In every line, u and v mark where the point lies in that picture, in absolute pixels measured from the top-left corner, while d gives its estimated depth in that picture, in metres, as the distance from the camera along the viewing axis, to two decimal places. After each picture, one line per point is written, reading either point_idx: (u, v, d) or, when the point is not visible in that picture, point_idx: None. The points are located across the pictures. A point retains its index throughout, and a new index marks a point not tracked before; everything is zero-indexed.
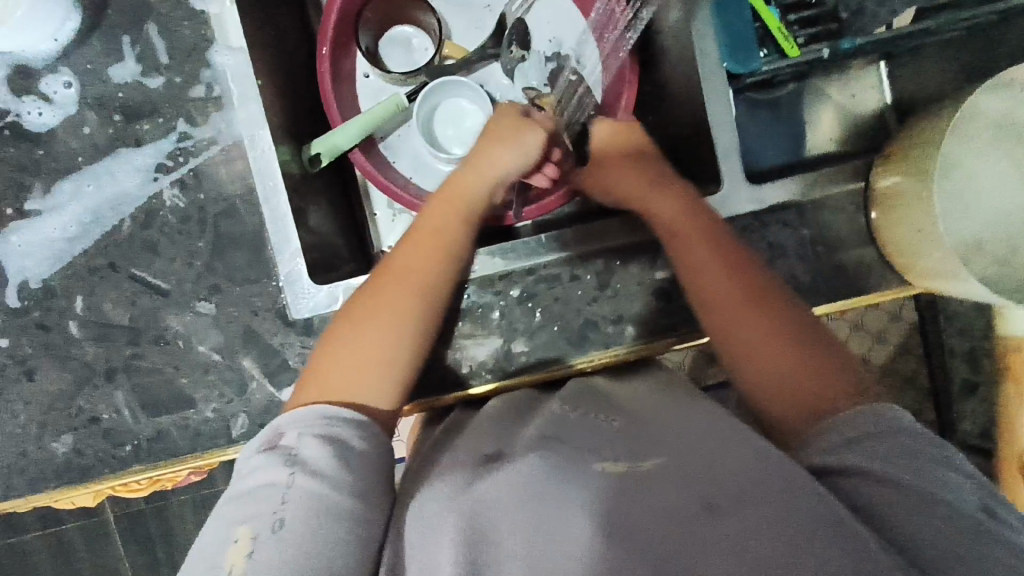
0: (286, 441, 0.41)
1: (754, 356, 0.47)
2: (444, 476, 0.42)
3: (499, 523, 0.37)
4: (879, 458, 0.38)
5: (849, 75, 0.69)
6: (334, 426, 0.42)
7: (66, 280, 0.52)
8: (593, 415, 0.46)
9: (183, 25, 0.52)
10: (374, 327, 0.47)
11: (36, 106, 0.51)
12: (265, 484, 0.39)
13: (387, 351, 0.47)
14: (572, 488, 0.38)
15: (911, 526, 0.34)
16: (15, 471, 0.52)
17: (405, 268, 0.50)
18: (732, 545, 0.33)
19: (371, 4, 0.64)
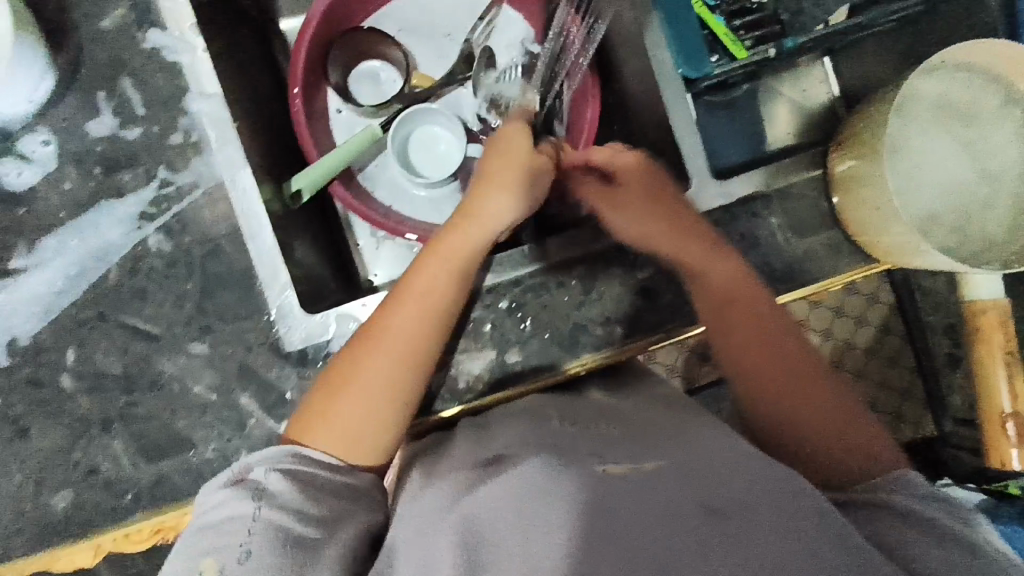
0: (257, 478, 0.43)
1: (773, 406, 0.51)
2: (438, 488, 0.44)
3: (493, 528, 0.38)
4: (887, 502, 0.43)
5: (798, 72, 0.73)
6: (302, 462, 0.44)
7: (57, 334, 0.52)
8: (591, 428, 0.48)
9: (157, 76, 0.54)
10: (364, 409, 0.48)
11: (15, 166, 0.52)
12: (232, 517, 0.41)
13: (379, 425, 0.48)
14: (567, 485, 0.39)
15: (906, 543, 0.40)
16: (16, 532, 0.51)
17: (390, 351, 0.49)
18: (734, 542, 0.35)
19: (338, 43, 0.67)
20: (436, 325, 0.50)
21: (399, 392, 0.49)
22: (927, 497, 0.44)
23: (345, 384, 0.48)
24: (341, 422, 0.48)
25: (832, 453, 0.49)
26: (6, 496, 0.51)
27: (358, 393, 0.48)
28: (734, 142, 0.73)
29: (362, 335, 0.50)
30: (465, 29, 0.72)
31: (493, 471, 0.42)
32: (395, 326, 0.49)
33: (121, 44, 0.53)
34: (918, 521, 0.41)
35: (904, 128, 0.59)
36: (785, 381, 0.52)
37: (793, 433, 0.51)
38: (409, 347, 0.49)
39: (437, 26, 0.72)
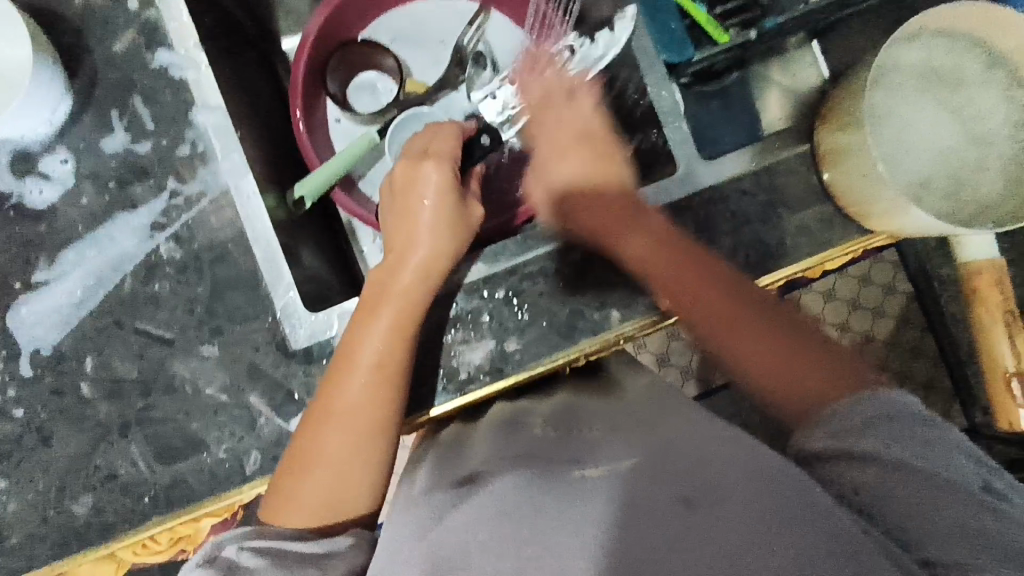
0: (225, 555, 0.42)
1: (750, 363, 0.51)
2: (418, 510, 0.48)
3: (464, 551, 0.42)
4: (884, 443, 0.42)
5: (786, 58, 0.74)
6: (270, 539, 0.44)
7: (76, 342, 0.54)
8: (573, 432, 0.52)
9: (164, 94, 0.57)
10: (329, 474, 0.48)
11: (36, 185, 0.55)
12: None
13: (353, 484, 0.49)
14: (545, 498, 0.43)
15: (897, 515, 0.39)
16: (38, 538, 0.52)
17: (348, 414, 0.49)
18: (708, 534, 0.38)
19: (336, 55, 0.70)
20: (392, 384, 0.50)
21: (367, 453, 0.49)
22: (903, 419, 0.43)
23: (305, 465, 0.48)
24: (311, 498, 0.48)
25: (793, 389, 0.49)
26: (29, 503, 0.53)
27: (323, 470, 0.48)
28: (727, 132, 0.74)
29: (313, 415, 0.50)
30: (455, 35, 0.75)
31: (468, 492, 0.47)
32: (348, 401, 0.49)
33: (130, 65, 0.57)
34: (897, 460, 0.41)
35: (889, 98, 0.60)
36: (730, 326, 0.53)
37: (756, 380, 0.51)
38: (366, 417, 0.49)
39: (429, 35, 0.76)
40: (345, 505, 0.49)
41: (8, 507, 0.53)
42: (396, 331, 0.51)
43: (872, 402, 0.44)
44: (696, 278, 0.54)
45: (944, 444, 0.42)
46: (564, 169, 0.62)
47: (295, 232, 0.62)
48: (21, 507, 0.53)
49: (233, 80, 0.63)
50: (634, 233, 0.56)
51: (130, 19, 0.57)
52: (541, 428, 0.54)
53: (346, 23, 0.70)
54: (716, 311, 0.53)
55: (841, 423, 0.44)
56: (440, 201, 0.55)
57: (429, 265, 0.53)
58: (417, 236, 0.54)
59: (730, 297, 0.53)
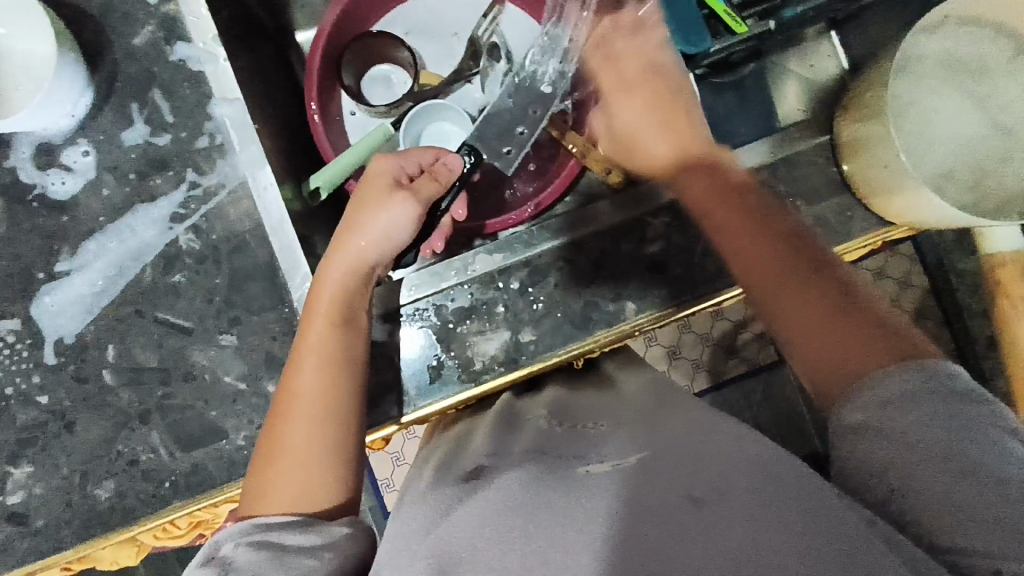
0: (222, 553, 0.41)
1: (790, 329, 0.47)
2: (426, 503, 0.48)
3: (475, 541, 0.41)
4: (913, 424, 0.39)
5: (806, 46, 0.72)
6: (267, 531, 0.44)
7: (97, 331, 0.55)
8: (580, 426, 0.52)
9: (183, 86, 0.57)
10: (289, 459, 0.48)
11: (59, 177, 0.56)
12: None
13: (316, 468, 0.48)
14: (553, 493, 0.43)
15: (926, 509, 0.37)
16: (62, 521, 0.54)
17: (305, 396, 0.49)
18: (716, 528, 0.37)
19: (350, 47, 0.70)
20: (343, 371, 0.51)
21: (330, 437, 0.49)
22: (938, 395, 0.40)
23: (272, 454, 0.49)
24: (282, 487, 0.47)
25: (835, 350, 0.45)
26: (53, 488, 0.54)
27: (287, 455, 0.48)
28: (744, 122, 0.73)
29: (275, 408, 0.50)
30: (469, 27, 0.75)
31: (471, 487, 0.47)
32: (301, 388, 0.49)
33: (149, 58, 0.57)
34: (932, 442, 0.38)
35: (912, 87, 0.59)
36: (781, 283, 0.48)
37: (794, 341, 0.47)
38: (322, 403, 0.49)
39: (443, 27, 0.76)
40: (316, 490, 0.48)
41: (33, 492, 0.54)
42: (348, 317, 0.52)
43: (914, 372, 0.41)
44: (741, 240, 0.50)
45: (987, 422, 0.39)
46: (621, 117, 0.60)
47: (311, 224, 0.63)
48: (45, 492, 0.54)
49: (250, 72, 0.63)
50: (693, 183, 0.54)
51: (150, 12, 0.57)
52: (545, 422, 0.54)
53: (360, 15, 0.71)
54: (753, 273, 0.49)
55: (884, 393, 0.41)
56: (378, 191, 0.54)
57: (358, 241, 0.53)
58: (354, 223, 0.53)
59: (773, 262, 0.49)
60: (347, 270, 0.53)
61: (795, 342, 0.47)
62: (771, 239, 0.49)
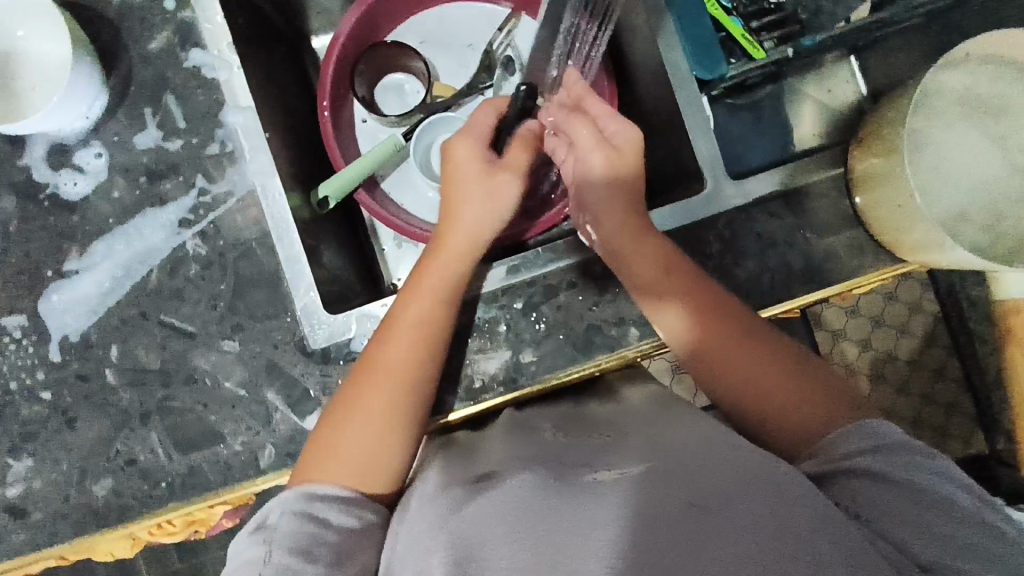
0: (272, 521, 0.45)
1: (744, 389, 0.50)
2: (431, 503, 0.45)
3: (484, 537, 0.40)
4: (882, 465, 0.41)
5: (823, 72, 0.72)
6: (318, 502, 0.46)
7: (101, 330, 0.56)
8: (586, 435, 0.49)
9: (197, 92, 0.58)
10: (363, 426, 0.49)
11: (72, 177, 0.57)
12: (248, 563, 0.43)
13: (385, 442, 0.49)
14: (558, 497, 0.40)
15: (894, 522, 0.39)
16: (60, 517, 0.55)
17: (392, 365, 0.50)
18: (720, 534, 0.36)
19: (364, 58, 0.70)
20: (429, 348, 0.51)
21: (406, 417, 0.50)
22: (900, 449, 0.41)
23: (352, 411, 0.49)
24: (348, 455, 0.48)
25: (785, 416, 0.48)
26: (53, 483, 0.55)
27: (361, 424, 0.49)
28: (758, 145, 0.72)
29: (361, 368, 0.51)
30: (484, 38, 0.75)
31: (484, 486, 0.43)
32: (390, 356, 0.50)
33: (165, 62, 0.58)
34: (888, 481, 0.40)
35: (931, 123, 0.58)
36: (735, 338, 0.51)
37: (749, 405, 0.50)
38: (409, 375, 0.50)
39: (458, 37, 0.76)
40: (376, 463, 0.49)
41: (33, 486, 0.55)
42: (437, 298, 0.52)
43: (860, 433, 0.43)
44: (694, 301, 0.51)
45: (936, 463, 0.41)
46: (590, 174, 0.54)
47: (318, 232, 0.63)
48: (45, 487, 0.55)
49: (265, 79, 0.64)
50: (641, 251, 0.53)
51: (167, 18, 0.58)
52: (551, 432, 0.51)
53: (375, 24, 0.71)
54: (708, 329, 0.51)
55: (844, 447, 0.43)
56: (477, 177, 0.55)
57: (470, 221, 0.55)
58: (464, 205, 0.55)
59: (733, 322, 0.51)
60: (452, 247, 0.54)
61: (748, 403, 0.50)
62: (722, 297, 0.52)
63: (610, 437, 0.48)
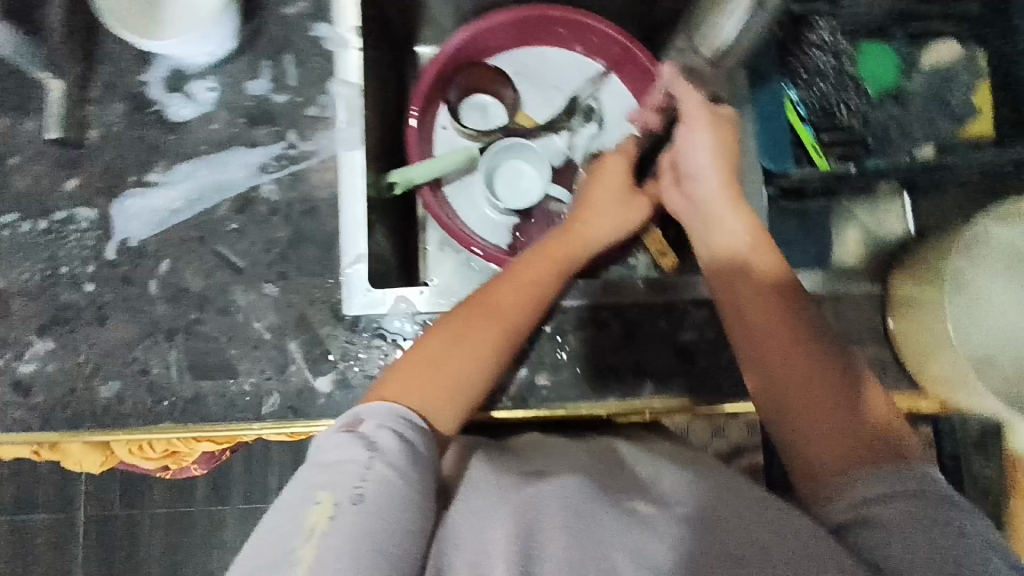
0: (366, 429, 0.43)
1: (784, 405, 0.48)
2: (480, 492, 0.44)
3: (543, 527, 0.39)
4: (916, 521, 0.39)
5: (877, 202, 0.75)
6: (409, 428, 0.45)
7: (159, 242, 0.59)
8: (627, 464, 0.49)
9: (314, 59, 0.63)
10: (457, 357, 0.51)
11: (180, 102, 0.61)
12: (345, 460, 0.41)
13: (466, 380, 0.51)
14: (609, 513, 0.40)
15: None
16: (60, 405, 0.56)
17: (502, 312, 0.53)
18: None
19: (463, 72, 0.77)
20: (537, 311, 0.54)
21: (491, 365, 0.52)
22: (926, 498, 0.40)
23: (453, 340, 0.51)
24: (431, 383, 0.49)
25: (822, 439, 0.45)
26: (65, 371, 0.56)
27: (453, 355, 0.51)
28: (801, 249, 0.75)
29: (469, 306, 0.53)
30: (572, 84, 0.81)
31: (533, 480, 0.44)
32: (503, 305, 0.53)
33: (294, 27, 0.63)
34: (928, 547, 0.38)
35: (973, 268, 0.56)
36: (787, 348, 0.48)
37: (783, 423, 0.47)
38: (516, 326, 0.53)
39: (549, 78, 0.81)
40: (451, 400, 0.50)
41: (46, 368, 0.56)
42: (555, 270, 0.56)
43: (901, 475, 0.42)
44: (757, 301, 0.51)
45: (975, 537, 0.38)
46: (707, 167, 0.56)
47: (379, 212, 0.67)
48: (57, 372, 0.56)
49: (374, 65, 0.69)
50: (731, 223, 0.55)
51: None
52: (584, 453, 0.51)
53: (481, 46, 0.77)
54: (760, 332, 0.50)
55: (870, 490, 0.42)
56: (619, 195, 0.62)
57: (602, 226, 0.60)
58: (601, 206, 0.61)
59: (790, 333, 0.49)
60: (588, 238, 0.60)
61: (781, 423, 0.48)
62: (787, 309, 0.50)
63: (650, 471, 0.48)
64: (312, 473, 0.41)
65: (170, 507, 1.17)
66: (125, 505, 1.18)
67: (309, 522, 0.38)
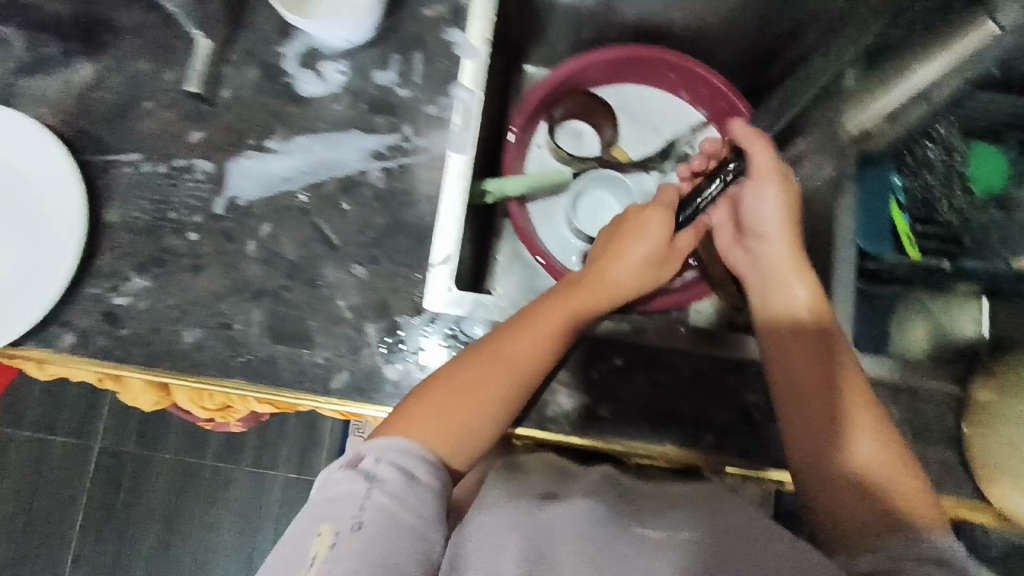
0: (364, 464, 0.44)
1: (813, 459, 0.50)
2: (492, 504, 0.45)
3: (557, 548, 0.40)
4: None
5: (951, 297, 0.68)
6: (411, 461, 0.46)
7: (264, 206, 0.61)
8: (634, 496, 0.48)
9: (442, 61, 0.65)
10: (460, 403, 0.50)
11: (310, 79, 0.64)
12: (343, 492, 0.42)
13: (472, 423, 0.50)
14: (618, 543, 0.41)
15: None
16: (141, 342, 0.58)
17: (509, 362, 0.52)
18: None
19: (569, 97, 0.78)
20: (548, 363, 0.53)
21: (498, 409, 0.51)
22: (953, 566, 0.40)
23: (457, 384, 0.51)
24: (437, 424, 0.49)
25: (846, 495, 0.47)
26: (154, 310, 0.58)
27: (458, 400, 0.50)
28: None
29: (476, 354, 0.52)
30: (671, 129, 0.82)
31: (546, 500, 0.44)
32: (511, 356, 0.52)
33: (429, 29, 0.65)
34: None
35: None
36: (821, 408, 0.51)
37: (810, 474, 0.50)
38: (524, 376, 0.52)
39: (649, 118, 0.82)
40: (460, 441, 0.50)
41: (137, 304, 0.58)
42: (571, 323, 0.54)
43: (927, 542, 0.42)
44: (800, 356, 0.53)
45: None
46: (771, 228, 0.57)
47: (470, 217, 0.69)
48: (146, 309, 0.58)
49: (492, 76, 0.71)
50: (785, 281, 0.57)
51: None
52: (598, 477, 0.51)
53: (592, 75, 0.78)
54: (797, 386, 0.52)
55: (895, 551, 0.43)
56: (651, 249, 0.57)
57: (629, 281, 0.56)
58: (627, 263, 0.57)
59: (825, 389, 0.51)
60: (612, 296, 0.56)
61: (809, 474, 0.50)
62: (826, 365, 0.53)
63: (653, 497, 0.48)
64: (316, 502, 0.43)
65: (183, 456, 1.19)
66: (140, 444, 1.20)
67: (311, 555, 0.40)
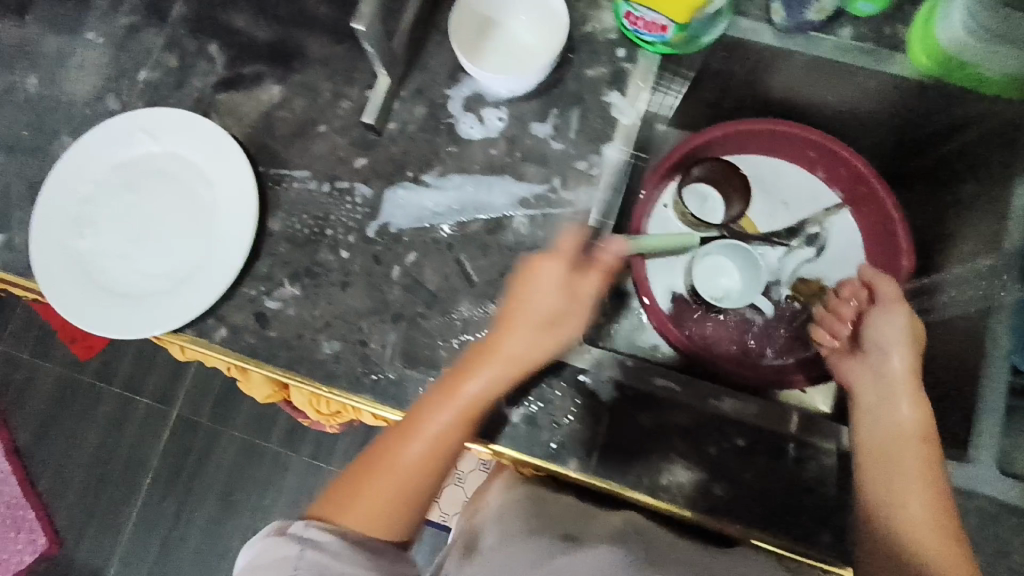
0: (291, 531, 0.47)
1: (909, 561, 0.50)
2: (513, 542, 0.50)
3: None
4: None
5: None
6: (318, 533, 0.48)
7: (413, 235, 0.64)
8: (642, 536, 0.51)
9: (598, 119, 0.67)
10: (395, 477, 0.52)
11: (471, 123, 0.67)
12: (276, 559, 0.45)
13: (405, 499, 0.52)
14: None
15: None
16: (285, 346, 0.62)
17: (424, 432, 0.53)
18: None
19: (705, 162, 0.77)
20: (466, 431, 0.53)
21: (430, 481, 0.53)
22: None
23: (394, 456, 0.53)
24: (371, 501, 0.51)
25: None
26: (301, 317, 0.62)
27: (396, 475, 0.52)
28: None
29: (404, 426, 0.54)
30: (802, 205, 0.80)
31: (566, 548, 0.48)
32: (433, 430, 0.53)
33: (590, 87, 0.67)
34: None
35: None
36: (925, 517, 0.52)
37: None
38: (445, 450, 0.53)
39: (780, 192, 0.81)
40: (386, 517, 0.51)
41: (287, 309, 0.63)
42: (490, 392, 0.54)
43: None
44: (907, 469, 0.54)
45: None
46: (891, 348, 0.60)
47: None
48: (295, 315, 0.62)
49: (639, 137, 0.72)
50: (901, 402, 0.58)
51: (613, 60, 0.68)
52: (617, 520, 0.53)
53: (731, 143, 0.77)
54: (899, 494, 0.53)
55: None
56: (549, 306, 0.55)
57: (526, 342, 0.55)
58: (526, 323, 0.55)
59: (927, 504, 0.53)
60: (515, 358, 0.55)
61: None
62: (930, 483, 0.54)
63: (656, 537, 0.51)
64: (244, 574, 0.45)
65: (248, 437, 1.22)
66: (210, 419, 1.23)
67: None
